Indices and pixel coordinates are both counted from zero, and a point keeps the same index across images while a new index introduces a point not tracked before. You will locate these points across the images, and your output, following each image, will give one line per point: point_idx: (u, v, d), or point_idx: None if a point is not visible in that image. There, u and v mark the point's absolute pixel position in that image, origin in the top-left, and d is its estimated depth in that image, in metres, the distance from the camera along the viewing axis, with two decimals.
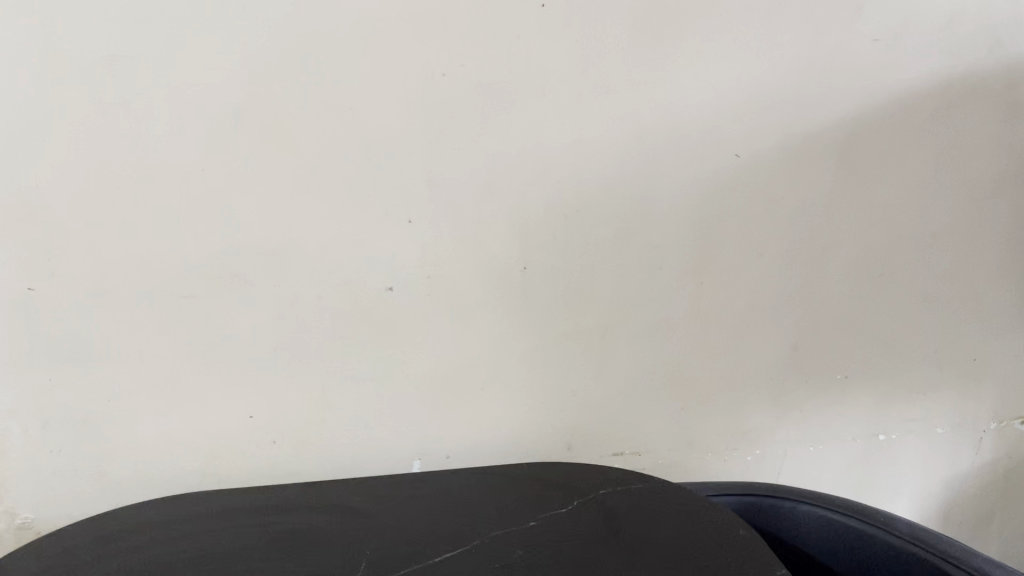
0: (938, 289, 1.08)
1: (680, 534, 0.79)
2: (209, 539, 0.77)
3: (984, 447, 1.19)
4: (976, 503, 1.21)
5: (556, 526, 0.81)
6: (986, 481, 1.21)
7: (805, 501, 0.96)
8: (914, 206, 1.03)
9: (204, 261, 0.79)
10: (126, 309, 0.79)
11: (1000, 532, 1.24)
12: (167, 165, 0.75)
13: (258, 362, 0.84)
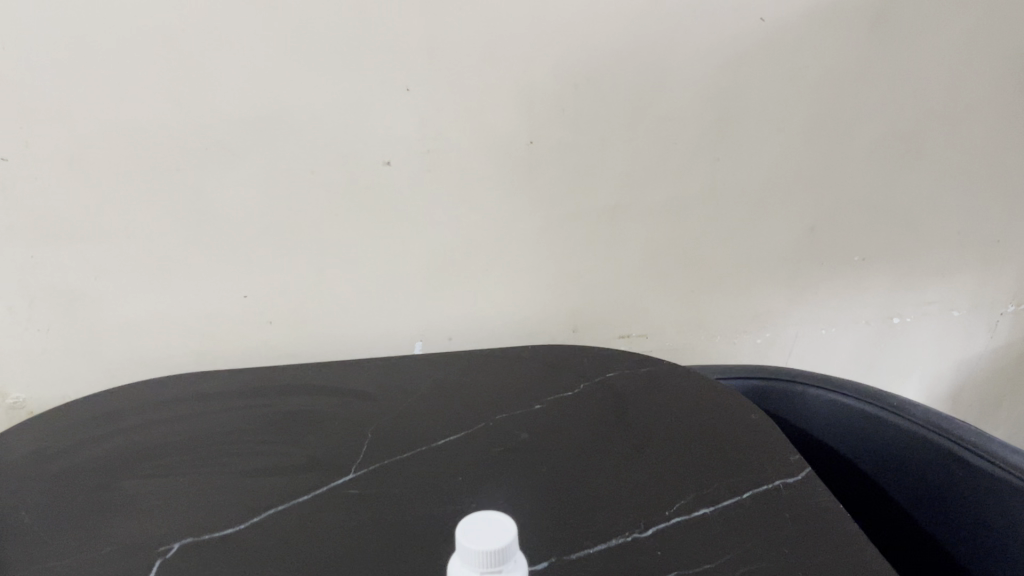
0: (965, 167, 1.03)
1: (689, 415, 0.77)
2: (210, 421, 0.77)
3: (1000, 330, 1.17)
4: (984, 384, 1.21)
5: (563, 408, 0.79)
6: (998, 364, 1.20)
7: (827, 391, 0.86)
8: (948, 78, 0.96)
9: (188, 132, 0.76)
10: (108, 185, 0.76)
11: (1002, 411, 1.25)
12: (143, 28, 0.70)
13: (253, 241, 0.83)
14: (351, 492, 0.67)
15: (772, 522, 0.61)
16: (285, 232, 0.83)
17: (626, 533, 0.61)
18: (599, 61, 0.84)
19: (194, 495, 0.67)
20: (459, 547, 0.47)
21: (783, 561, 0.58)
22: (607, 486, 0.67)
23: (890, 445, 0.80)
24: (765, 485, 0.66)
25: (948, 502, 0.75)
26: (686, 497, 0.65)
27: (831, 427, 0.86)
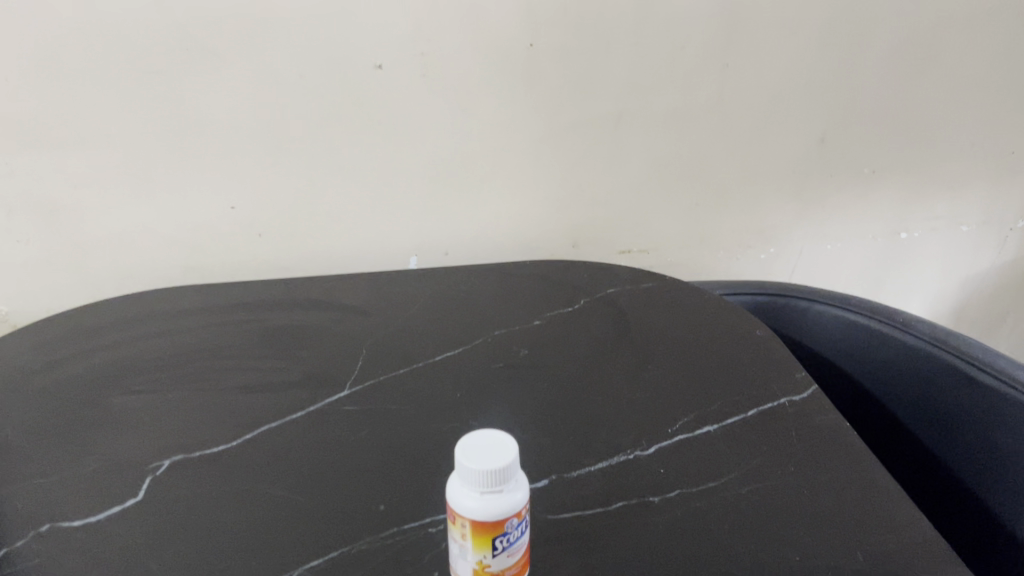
0: (984, 75, 0.99)
1: (693, 332, 0.74)
2: (199, 336, 0.75)
3: (1010, 246, 1.14)
4: (989, 300, 1.19)
5: (563, 324, 0.77)
6: (1005, 280, 1.18)
7: (833, 306, 0.84)
8: None
9: (167, 32, 0.71)
10: (83, 88, 0.72)
11: (1007, 328, 1.23)
12: None
13: (239, 150, 0.79)
14: (346, 409, 0.65)
15: (777, 440, 0.60)
16: (273, 141, 0.79)
17: (628, 451, 0.60)
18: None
19: (184, 412, 0.65)
20: (457, 467, 0.45)
21: (787, 481, 0.56)
22: (609, 404, 0.65)
23: (895, 361, 0.79)
24: (770, 403, 0.64)
25: (950, 420, 0.74)
26: (689, 415, 0.63)
27: (837, 343, 0.84)
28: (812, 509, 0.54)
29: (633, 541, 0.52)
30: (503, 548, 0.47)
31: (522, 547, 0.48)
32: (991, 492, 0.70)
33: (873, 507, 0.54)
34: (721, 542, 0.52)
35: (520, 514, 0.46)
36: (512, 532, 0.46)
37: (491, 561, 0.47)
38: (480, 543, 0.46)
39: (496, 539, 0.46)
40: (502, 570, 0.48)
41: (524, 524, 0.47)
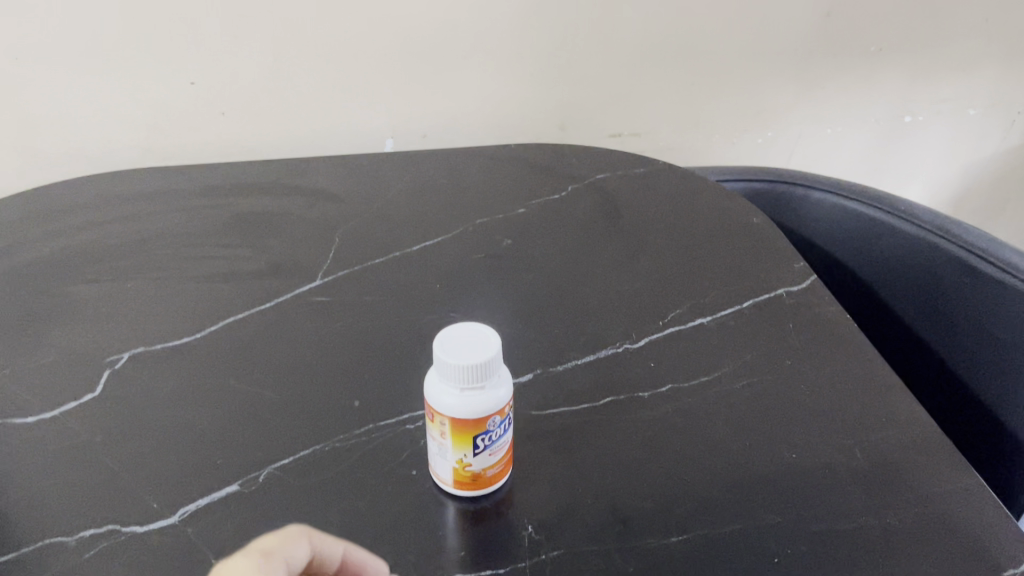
0: None
1: (687, 219, 0.70)
2: (160, 221, 0.70)
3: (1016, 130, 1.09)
4: (989, 186, 1.15)
5: (550, 211, 0.72)
6: (1008, 166, 1.13)
7: (834, 194, 0.79)
8: None
9: None
10: None
11: (1006, 215, 1.20)
12: None
13: (194, 20, 0.72)
14: (317, 301, 0.61)
15: (774, 332, 0.57)
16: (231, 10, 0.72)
17: (616, 343, 0.57)
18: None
19: (145, 301, 0.61)
20: (436, 361, 0.42)
21: (783, 375, 0.54)
22: (597, 295, 0.62)
23: (897, 251, 0.75)
24: (767, 294, 0.61)
25: (953, 313, 0.71)
26: (681, 306, 0.60)
27: (836, 232, 0.80)
28: (809, 404, 0.52)
29: (620, 438, 0.50)
30: (485, 447, 0.44)
31: (505, 446, 0.45)
32: (995, 386, 0.68)
33: (873, 403, 0.52)
34: (713, 440, 0.49)
35: (503, 412, 0.43)
36: (494, 431, 0.44)
37: (472, 460, 0.44)
38: (460, 442, 0.43)
39: (478, 438, 0.43)
40: (483, 470, 0.45)
41: (507, 422, 0.44)
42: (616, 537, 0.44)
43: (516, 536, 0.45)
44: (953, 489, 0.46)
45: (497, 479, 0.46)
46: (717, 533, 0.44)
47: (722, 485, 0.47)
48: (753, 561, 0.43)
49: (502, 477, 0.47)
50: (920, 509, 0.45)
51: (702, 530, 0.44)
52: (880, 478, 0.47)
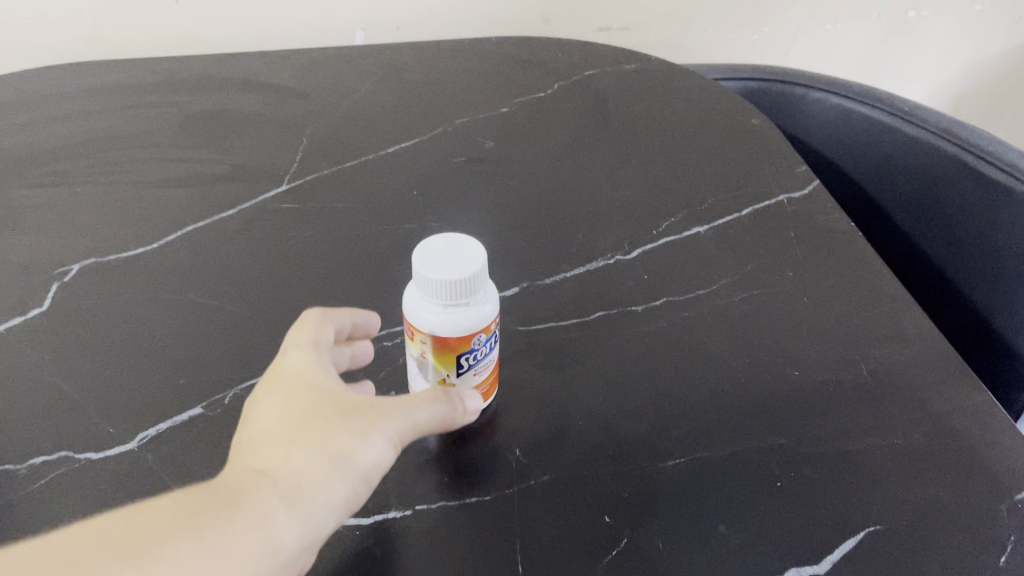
0: None
1: (683, 119, 0.66)
2: (112, 119, 0.65)
3: None
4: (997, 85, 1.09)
5: (535, 110, 0.67)
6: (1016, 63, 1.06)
7: (833, 94, 0.75)
8: None
9: None
10: None
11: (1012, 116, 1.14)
12: None
13: None
14: (284, 208, 0.57)
15: (776, 242, 0.54)
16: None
17: (608, 255, 0.53)
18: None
19: (97, 206, 0.56)
20: (415, 274, 0.38)
21: (785, 288, 0.51)
22: (587, 203, 0.58)
23: (898, 154, 0.71)
24: (767, 201, 0.57)
25: (955, 220, 0.68)
26: (676, 215, 0.56)
27: (836, 134, 0.76)
28: (812, 319, 0.49)
29: (613, 357, 0.47)
30: (470, 367, 0.41)
31: (490, 365, 0.42)
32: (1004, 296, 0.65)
33: (878, 317, 0.49)
34: (710, 359, 0.47)
35: (489, 330, 0.40)
36: (479, 351, 0.40)
37: (456, 381, 0.41)
38: (442, 362, 0.40)
39: (461, 358, 0.40)
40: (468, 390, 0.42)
41: (493, 341, 0.41)
42: (608, 462, 0.42)
43: (503, 460, 0.42)
44: (962, 407, 0.43)
45: (481, 399, 0.43)
46: (714, 457, 0.42)
47: (721, 406, 0.44)
48: (755, 485, 0.40)
49: (487, 397, 0.44)
50: (928, 429, 0.42)
51: (698, 453, 0.42)
52: (885, 396, 0.44)
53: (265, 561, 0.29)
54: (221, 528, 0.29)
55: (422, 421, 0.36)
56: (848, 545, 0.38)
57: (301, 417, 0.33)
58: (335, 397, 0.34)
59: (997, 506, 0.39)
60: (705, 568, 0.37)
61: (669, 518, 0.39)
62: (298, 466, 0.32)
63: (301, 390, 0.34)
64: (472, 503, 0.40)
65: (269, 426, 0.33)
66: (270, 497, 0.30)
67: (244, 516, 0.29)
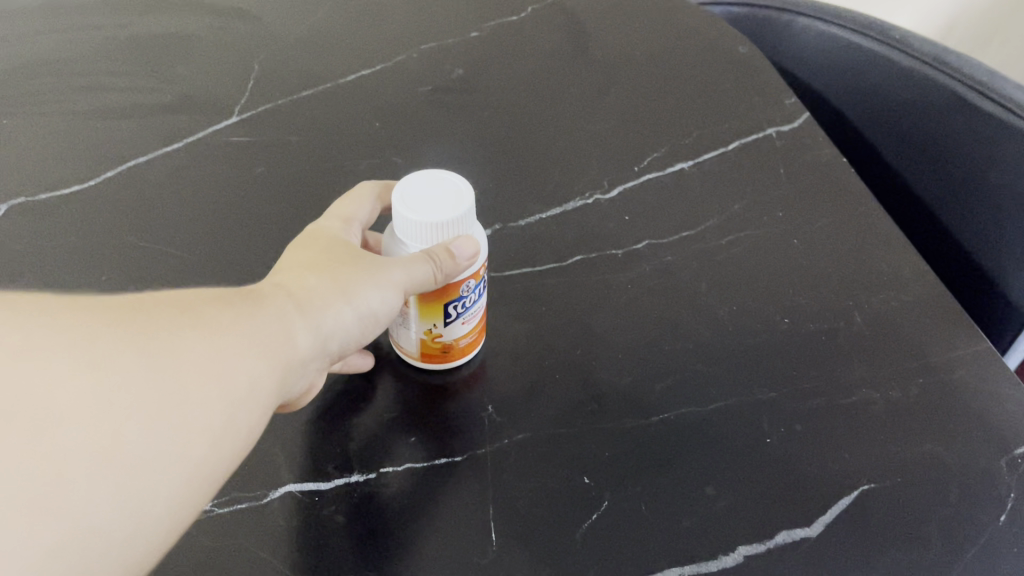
0: None
1: (666, 47, 0.61)
2: (41, 42, 0.59)
3: None
4: None
5: (508, 35, 0.62)
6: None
7: (821, 20, 0.71)
8: None
9: None
10: None
11: None
12: None
13: None
14: (234, 141, 0.52)
15: (765, 179, 0.50)
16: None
17: (586, 195, 0.50)
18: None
19: (29, 139, 0.52)
20: (395, 214, 0.35)
21: (774, 230, 0.47)
22: (562, 139, 0.54)
23: (887, 83, 0.67)
24: (754, 135, 0.53)
25: (948, 155, 0.64)
26: (659, 150, 0.53)
27: (823, 64, 0.72)
28: (803, 262, 0.46)
29: (592, 308, 0.44)
30: (458, 316, 0.38)
31: (479, 313, 0.39)
32: (998, 234, 0.62)
33: (873, 260, 0.46)
34: (696, 307, 0.44)
35: (478, 276, 0.37)
36: (468, 298, 0.37)
37: (442, 331, 0.38)
38: (428, 312, 0.37)
39: (449, 307, 0.37)
40: (455, 341, 0.39)
41: (483, 287, 0.38)
42: (587, 418, 0.39)
43: (476, 415, 0.39)
44: (961, 357, 0.41)
45: (470, 349, 0.41)
46: (700, 413, 0.39)
47: (707, 357, 0.41)
48: (743, 441, 0.38)
49: (474, 345, 0.41)
50: (925, 380, 0.40)
51: (683, 409, 0.39)
52: (880, 346, 0.42)
53: (288, 350, 0.30)
54: (256, 318, 0.30)
55: (422, 277, 0.34)
56: (841, 507, 0.36)
57: (315, 261, 0.34)
58: (351, 248, 0.36)
59: (998, 463, 0.37)
60: (690, 531, 0.35)
61: (652, 479, 0.37)
62: (312, 292, 0.33)
63: (322, 239, 0.36)
64: (443, 464, 0.37)
65: (290, 261, 0.35)
66: (287, 303, 0.31)
67: (269, 310, 0.31)
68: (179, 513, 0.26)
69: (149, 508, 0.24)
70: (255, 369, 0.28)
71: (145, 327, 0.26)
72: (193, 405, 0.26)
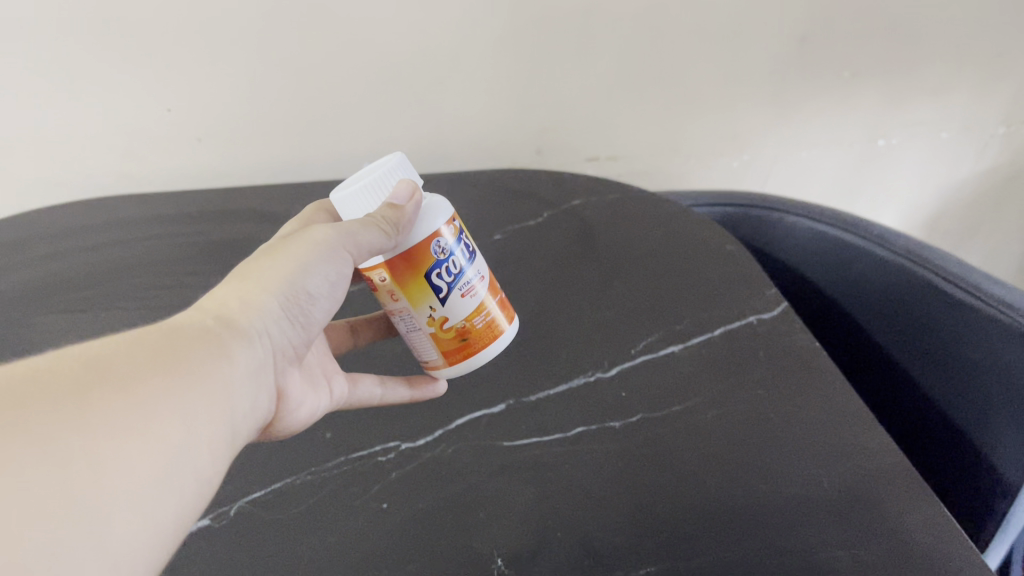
0: None
1: (664, 245, 0.70)
2: (136, 247, 0.71)
3: (1010, 148, 1.01)
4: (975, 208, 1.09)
5: (526, 237, 0.73)
6: (1001, 179, 1.05)
7: (807, 217, 0.80)
8: None
9: None
10: None
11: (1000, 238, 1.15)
12: None
13: (156, 49, 0.72)
14: None
15: (747, 360, 0.58)
16: (192, 30, 0.71)
17: (589, 373, 0.58)
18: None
19: (119, 328, 0.62)
20: (343, 201, 0.45)
21: (754, 405, 0.54)
22: (570, 325, 0.62)
23: (870, 273, 0.75)
24: (737, 321, 0.61)
25: (927, 337, 0.71)
26: (653, 334, 0.61)
27: (813, 253, 0.81)
28: (778, 433, 0.52)
29: (593, 473, 0.50)
30: (450, 287, 0.45)
31: (475, 288, 0.46)
32: (977, 412, 0.68)
33: (843, 432, 0.52)
34: (683, 475, 0.50)
35: (441, 235, 0.44)
36: (446, 262, 0.45)
37: (442, 308, 0.45)
38: (420, 291, 0.44)
39: (433, 278, 0.44)
40: (458, 317, 0.45)
41: (456, 250, 0.45)
42: (583, 570, 0.45)
43: (484, 566, 0.45)
44: (918, 520, 0.46)
45: (484, 333, 0.47)
46: (683, 568, 0.44)
47: (693, 519, 0.47)
48: None
49: (489, 329, 0.47)
50: (888, 540, 0.45)
51: (668, 563, 0.45)
52: (848, 510, 0.47)
53: (225, 379, 0.35)
54: (183, 357, 0.33)
55: (368, 244, 0.41)
56: None
57: (245, 270, 0.40)
58: (276, 249, 0.42)
59: None
60: None
61: None
62: (243, 304, 0.38)
63: (242, 264, 0.41)
64: None
65: (218, 288, 0.40)
66: (214, 334, 0.36)
67: (195, 345, 0.35)
68: (166, 540, 0.30)
69: (123, 542, 0.27)
70: (197, 400, 0.32)
71: (74, 385, 0.29)
72: (140, 442, 0.29)
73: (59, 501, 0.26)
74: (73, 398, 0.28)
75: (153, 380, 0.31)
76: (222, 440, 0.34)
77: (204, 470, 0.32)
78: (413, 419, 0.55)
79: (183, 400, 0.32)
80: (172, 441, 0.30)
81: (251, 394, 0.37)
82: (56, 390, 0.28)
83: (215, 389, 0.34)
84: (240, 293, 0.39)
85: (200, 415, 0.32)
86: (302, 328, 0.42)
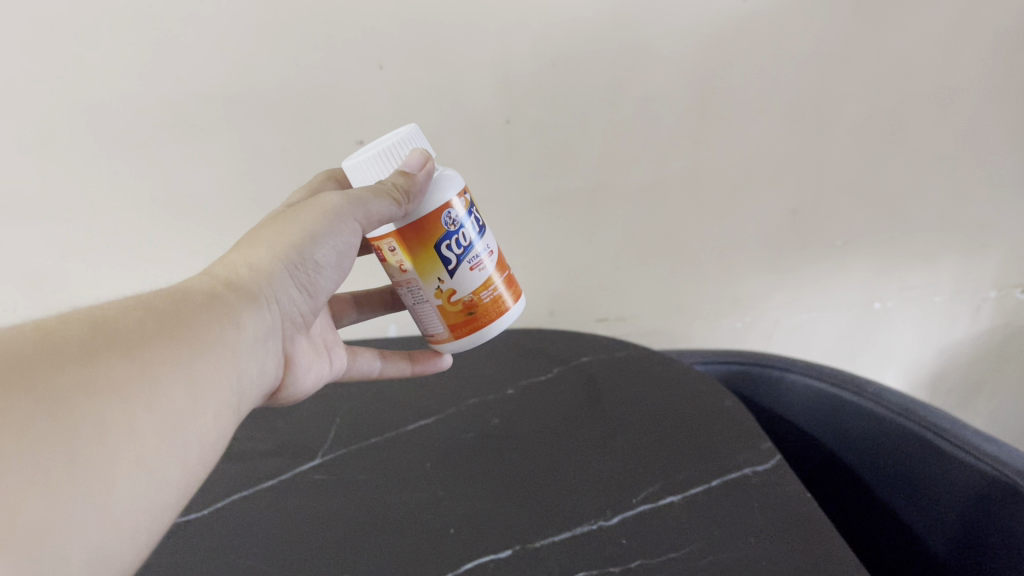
0: (964, 151, 0.90)
1: (665, 402, 0.76)
2: None
3: (1002, 311, 1.06)
4: (976, 369, 1.13)
5: (533, 396, 0.79)
6: (997, 340, 1.09)
7: (804, 376, 0.85)
8: (972, 59, 0.82)
9: (134, 124, 0.73)
10: (65, 177, 0.76)
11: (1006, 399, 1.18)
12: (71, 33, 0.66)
13: (213, 226, 0.83)
14: (318, 478, 0.70)
15: (742, 511, 0.61)
16: (247, 207, 0.82)
17: (592, 521, 0.61)
18: (554, 23, 0.73)
19: None
20: (361, 164, 0.52)
21: (749, 551, 0.57)
22: (575, 473, 0.67)
23: (867, 430, 0.79)
24: (734, 473, 0.65)
25: (923, 489, 0.74)
26: (654, 484, 0.64)
27: (812, 410, 0.85)
28: None
29: None
30: (457, 261, 0.52)
31: (482, 261, 0.53)
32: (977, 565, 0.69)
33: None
34: None
35: (452, 208, 0.52)
36: (454, 236, 0.52)
37: (448, 279, 0.52)
38: (431, 262, 0.51)
39: (442, 249, 0.51)
40: (463, 287, 0.53)
41: (464, 223, 0.52)
42: None
43: None
44: None
45: (488, 308, 0.54)
46: None
47: None
48: None
49: (493, 304, 0.54)
50: None
51: None
52: None
53: (225, 355, 0.42)
54: (190, 329, 0.40)
55: (377, 213, 0.48)
56: None
57: (262, 240, 0.50)
58: (286, 224, 0.50)
59: None
60: None
61: None
62: (255, 273, 0.47)
63: (256, 237, 0.50)
64: None
65: (234, 258, 0.48)
66: (221, 306, 0.43)
67: (202, 318, 0.41)
68: (163, 496, 0.35)
69: (129, 495, 0.33)
70: (199, 366, 0.39)
71: (95, 350, 0.34)
72: (149, 405, 0.35)
73: (81, 455, 0.31)
74: (95, 357, 0.34)
75: (162, 348, 0.37)
76: (218, 408, 0.40)
77: (202, 433, 0.38)
78: (426, 562, 0.58)
79: (188, 369, 0.38)
80: (174, 407, 0.36)
81: (253, 356, 0.45)
82: (78, 352, 0.34)
83: (215, 362, 0.40)
84: (253, 260, 0.48)
85: (200, 386, 0.39)
86: (307, 293, 0.52)
